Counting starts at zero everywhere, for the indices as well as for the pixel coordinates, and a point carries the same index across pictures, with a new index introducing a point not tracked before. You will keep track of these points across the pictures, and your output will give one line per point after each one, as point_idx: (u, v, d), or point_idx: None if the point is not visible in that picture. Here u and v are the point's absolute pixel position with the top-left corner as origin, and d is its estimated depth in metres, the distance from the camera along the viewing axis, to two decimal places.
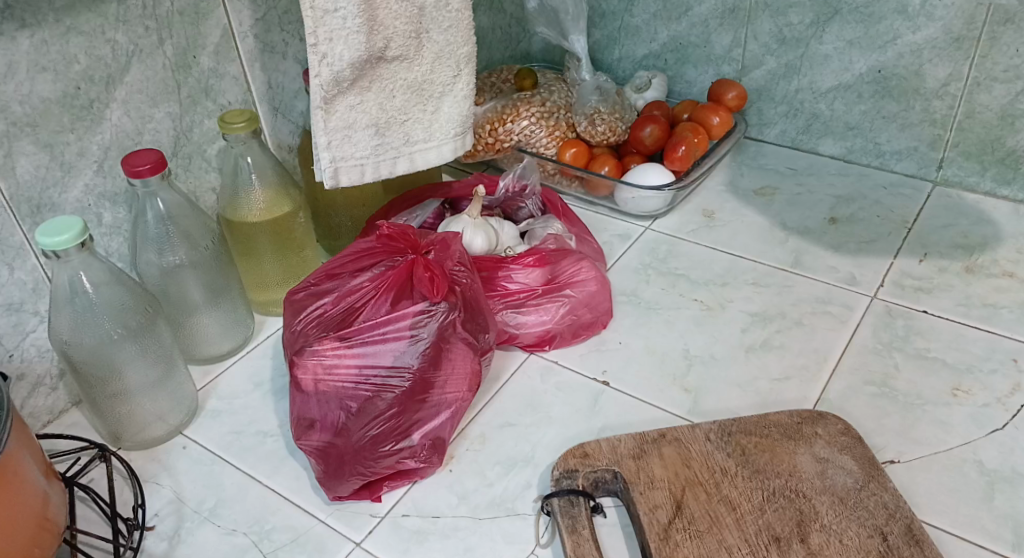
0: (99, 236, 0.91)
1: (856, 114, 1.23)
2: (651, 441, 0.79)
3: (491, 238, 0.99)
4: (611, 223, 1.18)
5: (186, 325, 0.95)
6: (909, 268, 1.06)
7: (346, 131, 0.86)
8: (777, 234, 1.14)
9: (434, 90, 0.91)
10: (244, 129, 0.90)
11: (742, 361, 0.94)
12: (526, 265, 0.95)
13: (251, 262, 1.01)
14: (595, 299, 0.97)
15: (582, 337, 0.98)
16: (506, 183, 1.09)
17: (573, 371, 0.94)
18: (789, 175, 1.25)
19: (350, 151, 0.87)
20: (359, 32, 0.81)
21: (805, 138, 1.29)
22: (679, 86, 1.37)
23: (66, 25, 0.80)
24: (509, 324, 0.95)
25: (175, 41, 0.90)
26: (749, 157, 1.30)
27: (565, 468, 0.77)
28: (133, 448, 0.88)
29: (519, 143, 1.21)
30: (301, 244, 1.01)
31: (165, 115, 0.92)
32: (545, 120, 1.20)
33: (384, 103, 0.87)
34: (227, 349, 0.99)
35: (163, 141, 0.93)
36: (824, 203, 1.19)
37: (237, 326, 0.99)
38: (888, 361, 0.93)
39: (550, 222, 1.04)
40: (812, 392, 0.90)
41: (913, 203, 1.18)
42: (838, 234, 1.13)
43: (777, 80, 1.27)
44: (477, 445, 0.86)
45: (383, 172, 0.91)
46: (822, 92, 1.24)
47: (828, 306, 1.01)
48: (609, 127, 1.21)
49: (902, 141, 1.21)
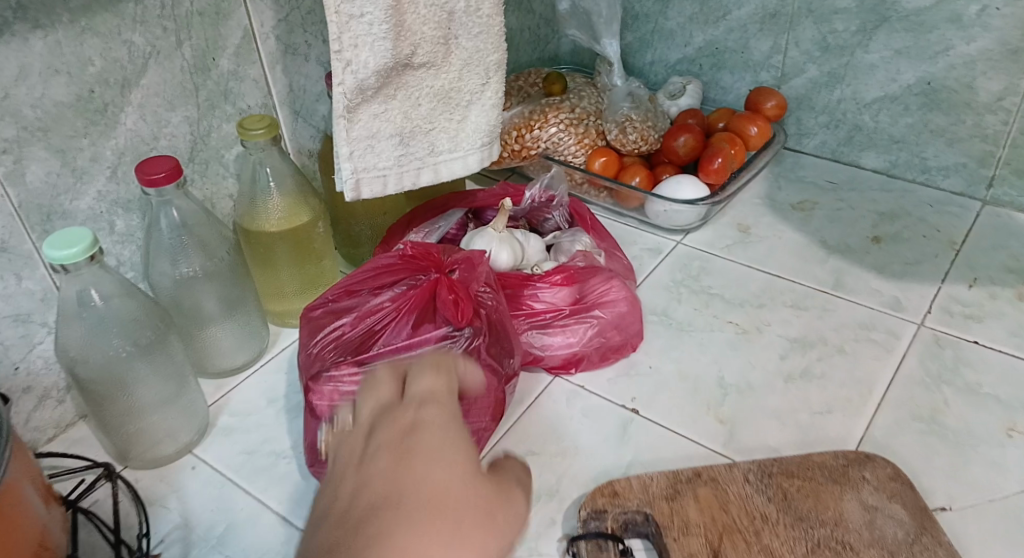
0: (111, 245, 0.87)
1: (901, 127, 1.17)
2: (686, 480, 0.76)
3: (517, 252, 0.96)
4: (642, 237, 1.13)
5: (199, 337, 0.92)
6: (957, 293, 1.01)
7: (369, 140, 0.82)
8: (816, 252, 1.09)
9: (461, 98, 0.86)
10: (263, 136, 0.86)
11: (781, 391, 0.90)
12: (553, 283, 0.91)
13: (269, 272, 0.97)
14: (626, 320, 0.92)
15: (610, 360, 0.93)
16: (533, 193, 1.04)
17: (601, 397, 0.90)
18: (829, 190, 1.20)
19: (372, 161, 0.83)
20: (385, 39, 0.76)
21: (846, 149, 1.24)
22: (715, 92, 1.31)
23: (81, 25, 0.76)
24: (534, 345, 0.91)
25: (194, 42, 0.86)
26: (787, 167, 1.25)
27: (592, 507, 0.74)
28: (140, 468, 0.84)
29: (546, 150, 1.16)
30: (321, 255, 0.98)
31: (182, 120, 0.88)
32: (573, 127, 1.16)
33: (409, 111, 0.83)
34: (242, 362, 0.95)
35: (179, 146, 0.89)
36: (866, 219, 1.14)
37: (250, 339, 0.95)
38: (936, 395, 0.88)
39: (578, 236, 1.00)
40: (856, 427, 0.85)
41: (961, 223, 1.12)
42: (882, 254, 1.08)
43: (819, 89, 1.21)
44: None
45: (406, 183, 0.87)
46: (866, 103, 1.18)
47: (872, 333, 0.96)
48: (640, 135, 1.15)
49: (949, 156, 1.15)
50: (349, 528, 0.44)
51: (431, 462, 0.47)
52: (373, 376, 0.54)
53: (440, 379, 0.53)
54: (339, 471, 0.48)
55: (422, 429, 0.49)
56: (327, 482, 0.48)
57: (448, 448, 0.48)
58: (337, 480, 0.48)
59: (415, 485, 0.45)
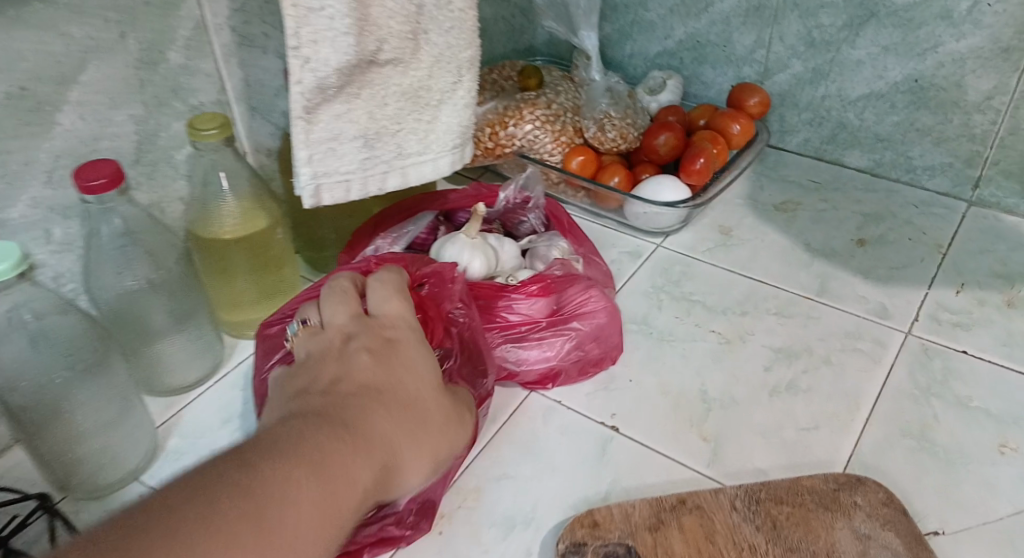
0: (47, 255, 0.81)
1: (887, 126, 1.14)
2: (670, 508, 0.73)
3: (490, 259, 0.90)
4: (620, 239, 1.09)
5: (147, 354, 0.86)
6: (945, 300, 0.98)
7: (331, 143, 0.76)
8: (800, 255, 1.05)
9: (431, 97, 0.81)
10: (215, 137, 0.79)
11: (766, 405, 0.86)
12: (529, 294, 0.86)
13: (224, 281, 0.90)
14: (605, 332, 0.87)
15: (589, 374, 0.89)
16: (506, 194, 0.99)
17: (579, 414, 0.85)
18: (812, 189, 1.16)
19: (334, 165, 0.77)
20: (348, 34, 0.70)
21: (830, 148, 1.20)
22: (695, 87, 1.27)
23: (9, 17, 0.69)
24: (508, 360, 0.86)
25: (139, 35, 0.79)
26: (769, 166, 1.21)
27: (572, 540, 0.70)
28: (82, 498, 0.78)
29: (521, 148, 1.11)
30: (281, 262, 0.92)
31: (127, 119, 0.82)
32: (550, 124, 1.10)
33: (374, 111, 0.77)
34: (194, 379, 0.90)
35: (124, 147, 0.83)
36: (850, 221, 1.10)
37: (203, 353, 0.90)
38: (926, 409, 0.85)
39: (555, 240, 0.95)
40: (844, 444, 0.82)
41: (948, 225, 1.09)
42: (867, 258, 1.04)
43: (803, 85, 1.17)
44: (472, 501, 0.77)
45: (371, 188, 0.81)
46: (852, 101, 1.15)
47: (858, 342, 0.93)
48: (619, 133, 1.11)
49: (936, 156, 1.12)
50: (338, 399, 0.64)
51: (404, 373, 0.68)
52: (343, 296, 0.72)
53: (404, 303, 0.74)
54: (328, 359, 0.68)
55: (396, 345, 0.70)
56: (316, 362, 0.68)
57: (418, 365, 0.69)
58: (327, 364, 0.68)
59: (389, 379, 0.67)
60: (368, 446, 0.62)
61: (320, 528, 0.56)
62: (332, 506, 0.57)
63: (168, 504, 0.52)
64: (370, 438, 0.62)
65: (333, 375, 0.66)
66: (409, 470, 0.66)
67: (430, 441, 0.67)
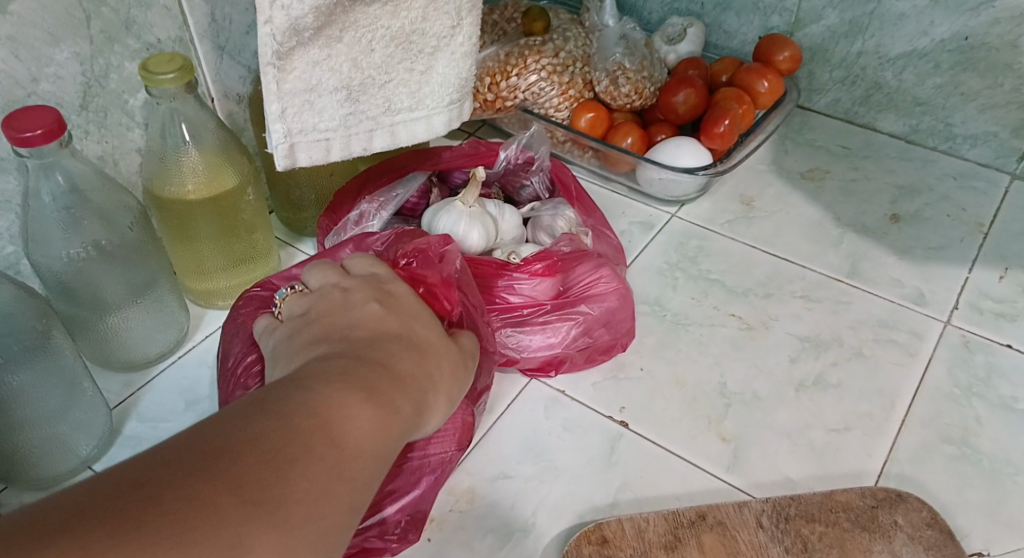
0: None
1: (928, 88, 1.03)
2: (688, 523, 0.65)
3: (489, 231, 0.80)
4: (630, 207, 0.98)
5: (100, 328, 0.75)
6: (987, 286, 0.89)
7: (307, 95, 0.65)
8: (829, 231, 0.95)
9: (425, 43, 0.69)
10: (173, 83, 0.67)
11: (792, 403, 0.77)
12: (532, 274, 0.76)
13: (187, 246, 0.80)
14: (617, 317, 0.78)
15: (597, 362, 0.80)
16: (507, 153, 0.88)
17: (584, 406, 0.76)
18: (842, 156, 1.06)
19: (311, 121, 0.66)
20: None
21: (861, 110, 1.09)
22: (716, 36, 1.15)
23: None
24: (508, 346, 0.76)
25: None
26: (794, 128, 1.10)
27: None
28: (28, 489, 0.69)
29: (524, 101, 1.00)
30: (251, 226, 0.81)
31: (70, 57, 0.70)
32: (557, 75, 0.99)
33: (358, 59, 0.66)
34: (156, 353, 0.79)
35: (68, 90, 0.71)
36: (884, 193, 1.00)
37: (165, 326, 0.80)
38: (967, 412, 0.77)
39: (561, 210, 0.84)
40: (877, 449, 0.74)
41: (989, 200, 0.99)
42: (901, 236, 0.95)
43: (837, 39, 1.06)
44: (464, 505, 0.69)
45: (354, 148, 0.71)
46: (890, 59, 1.04)
47: (893, 333, 0.84)
48: (634, 88, 1.00)
49: (979, 123, 1.02)
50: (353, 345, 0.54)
51: (415, 320, 0.58)
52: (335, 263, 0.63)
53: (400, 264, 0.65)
54: (332, 308, 0.58)
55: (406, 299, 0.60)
56: (319, 317, 0.58)
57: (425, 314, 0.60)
58: (326, 312, 0.58)
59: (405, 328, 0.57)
60: (398, 375, 0.52)
61: (367, 450, 0.48)
62: (378, 433, 0.49)
63: (196, 442, 0.43)
64: (397, 373, 0.52)
65: (338, 326, 0.56)
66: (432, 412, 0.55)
67: (451, 382, 0.58)
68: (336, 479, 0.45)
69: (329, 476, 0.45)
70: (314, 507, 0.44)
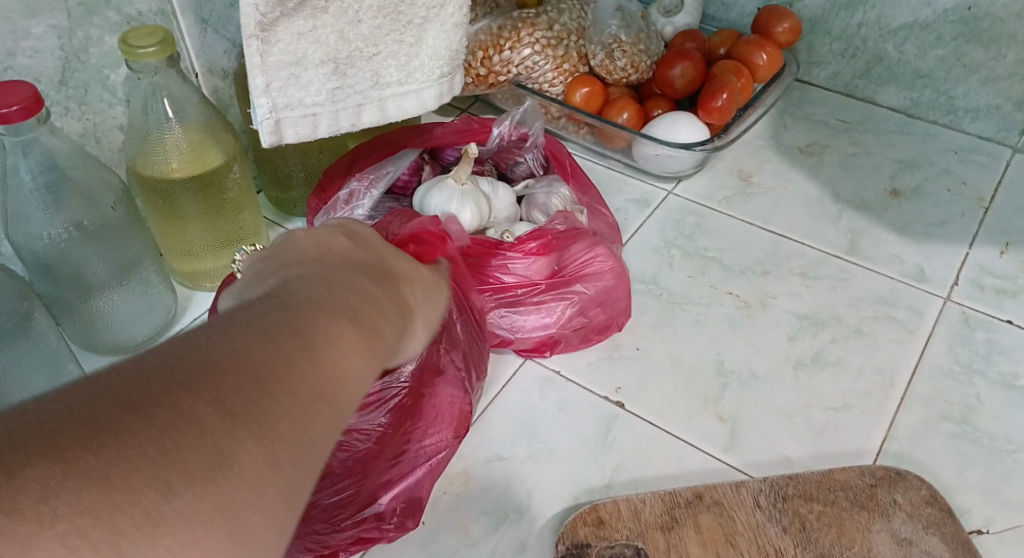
0: None
1: (930, 60, 1.01)
2: (685, 504, 0.64)
3: (482, 210, 0.78)
4: (626, 184, 0.97)
5: (85, 310, 0.74)
6: (988, 262, 0.88)
7: (293, 68, 0.62)
8: (828, 207, 0.94)
9: (414, 14, 0.67)
10: (154, 56, 0.65)
11: (790, 382, 0.76)
12: (526, 253, 0.73)
13: (172, 226, 0.78)
14: (612, 296, 0.76)
15: (592, 342, 0.78)
16: (501, 130, 0.86)
17: (579, 386, 0.75)
18: (841, 130, 1.04)
19: (298, 95, 0.64)
20: None
21: (861, 83, 1.07)
22: (714, 8, 1.13)
23: None
24: (502, 326, 0.75)
25: None
26: (793, 102, 1.08)
27: (573, 540, 0.62)
28: None
29: (517, 76, 0.98)
30: (238, 206, 0.80)
31: (47, 30, 0.67)
32: (551, 49, 0.96)
33: (345, 30, 0.64)
34: (143, 337, 0.77)
35: (46, 65, 0.69)
36: (884, 167, 0.99)
37: (151, 309, 0.78)
38: (967, 389, 0.76)
39: (555, 187, 0.82)
40: (876, 428, 0.73)
41: (991, 174, 0.98)
42: (902, 211, 0.93)
43: (837, 11, 1.04)
44: (458, 487, 0.68)
45: (342, 123, 0.69)
46: (892, 30, 1.01)
47: (892, 310, 0.83)
48: (630, 61, 0.98)
49: (982, 96, 1.00)
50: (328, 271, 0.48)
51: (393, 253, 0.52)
52: None
53: None
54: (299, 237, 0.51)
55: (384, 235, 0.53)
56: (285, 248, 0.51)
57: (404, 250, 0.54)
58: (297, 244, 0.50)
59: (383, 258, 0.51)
60: (380, 300, 0.47)
61: (349, 385, 0.42)
62: (359, 360, 0.43)
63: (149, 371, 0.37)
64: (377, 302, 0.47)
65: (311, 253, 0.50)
66: (418, 339, 0.50)
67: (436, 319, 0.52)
68: (314, 412, 0.40)
69: (306, 399, 0.40)
70: (290, 442, 0.38)
